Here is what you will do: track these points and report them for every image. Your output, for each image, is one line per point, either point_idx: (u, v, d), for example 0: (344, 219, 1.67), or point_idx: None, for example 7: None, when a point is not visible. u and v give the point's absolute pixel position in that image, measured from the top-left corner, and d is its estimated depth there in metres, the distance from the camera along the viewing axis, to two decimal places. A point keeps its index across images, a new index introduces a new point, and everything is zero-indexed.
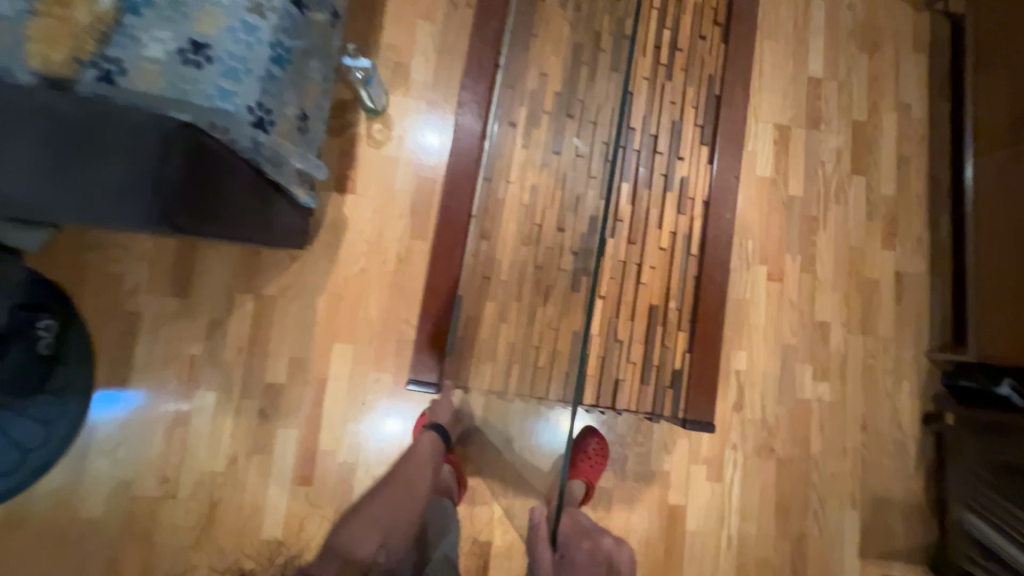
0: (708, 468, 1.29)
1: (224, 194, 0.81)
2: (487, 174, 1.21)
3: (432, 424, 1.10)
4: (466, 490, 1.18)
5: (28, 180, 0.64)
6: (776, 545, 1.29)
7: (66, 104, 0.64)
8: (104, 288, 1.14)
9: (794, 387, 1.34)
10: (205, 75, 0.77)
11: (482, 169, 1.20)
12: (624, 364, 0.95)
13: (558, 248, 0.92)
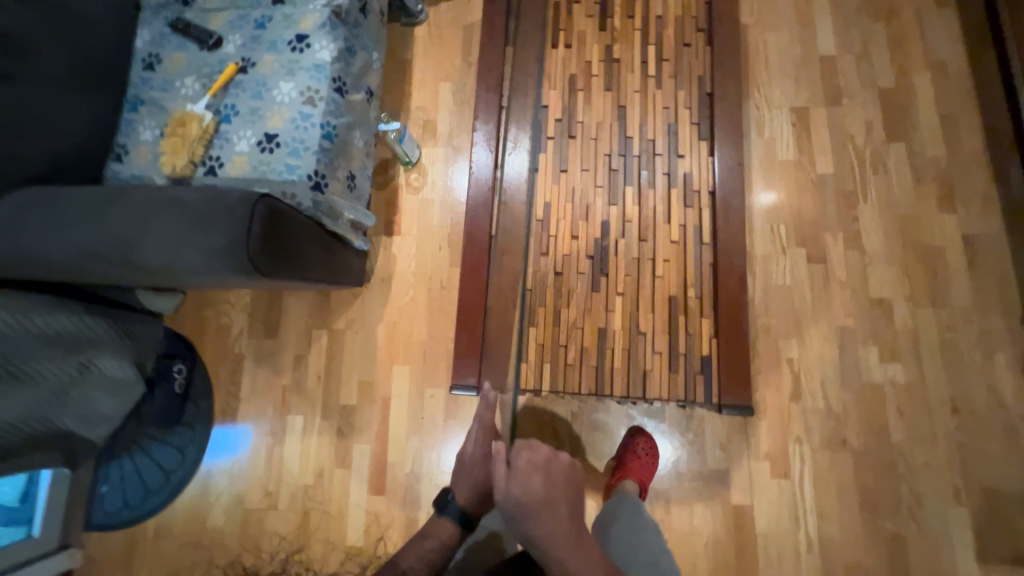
0: (772, 464, 1.23)
1: (296, 251, 0.97)
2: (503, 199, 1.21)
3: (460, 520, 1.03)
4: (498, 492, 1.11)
5: (164, 253, 0.87)
6: (866, 548, 1.18)
7: (187, 193, 0.90)
8: (218, 336, 1.43)
9: (858, 371, 1.26)
10: (277, 157, 1.03)
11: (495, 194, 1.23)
12: (650, 354, 1.00)
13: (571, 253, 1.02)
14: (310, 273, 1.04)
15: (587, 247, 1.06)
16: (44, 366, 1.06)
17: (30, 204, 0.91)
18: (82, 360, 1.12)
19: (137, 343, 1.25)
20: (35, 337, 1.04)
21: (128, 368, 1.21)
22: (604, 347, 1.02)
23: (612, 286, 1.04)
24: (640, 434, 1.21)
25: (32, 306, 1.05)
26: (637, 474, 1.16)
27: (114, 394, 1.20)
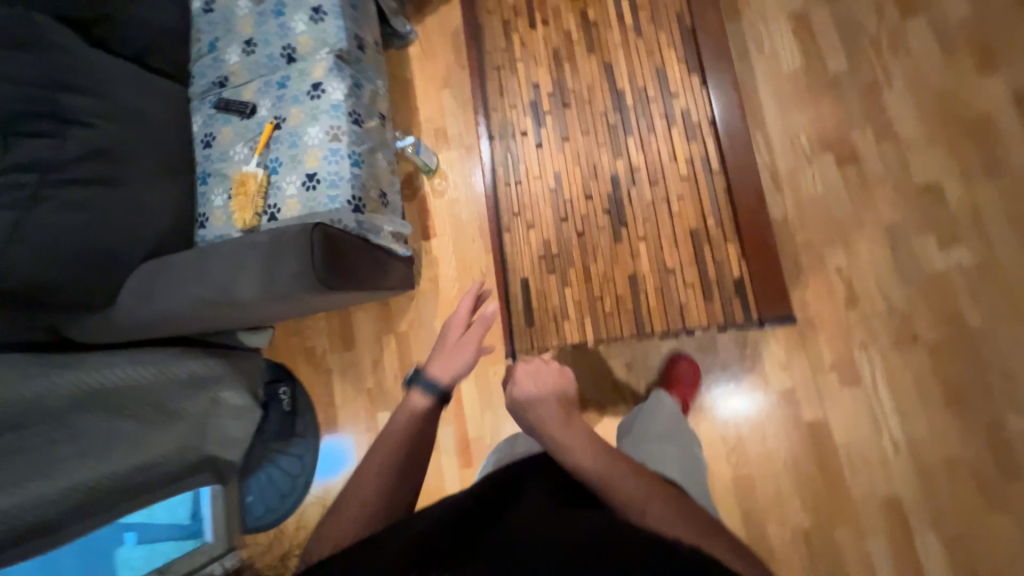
0: (840, 374, 1.22)
1: (353, 265, 1.14)
2: None
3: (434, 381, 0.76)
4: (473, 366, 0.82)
5: (251, 286, 1.06)
6: (962, 440, 1.13)
7: (260, 237, 1.09)
8: (308, 358, 1.66)
9: (918, 263, 1.21)
10: (320, 191, 1.20)
11: None
12: (683, 288, 1.05)
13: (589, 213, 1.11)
14: (367, 283, 1.20)
15: (602, 203, 1.12)
16: (189, 404, 1.33)
17: (150, 275, 1.14)
18: (211, 396, 1.40)
19: (246, 374, 1.51)
20: (178, 380, 1.31)
21: (244, 397, 1.49)
22: (638, 292, 1.08)
23: (634, 233, 1.10)
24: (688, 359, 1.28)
25: (171, 355, 1.32)
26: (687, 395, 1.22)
27: (240, 418, 1.49)
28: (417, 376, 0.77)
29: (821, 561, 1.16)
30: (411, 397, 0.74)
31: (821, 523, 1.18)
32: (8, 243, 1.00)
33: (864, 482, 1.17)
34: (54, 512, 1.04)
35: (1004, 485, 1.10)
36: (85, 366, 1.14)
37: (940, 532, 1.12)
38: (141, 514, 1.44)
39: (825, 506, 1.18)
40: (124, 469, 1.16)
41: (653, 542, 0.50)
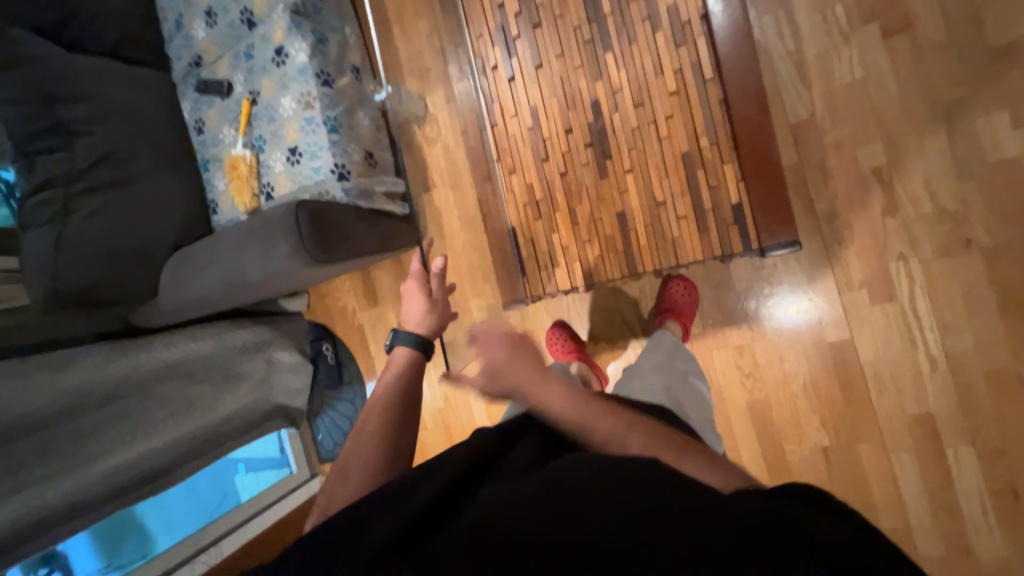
0: (870, 291, 1.10)
1: (346, 234, 1.16)
2: (492, 118, 1.20)
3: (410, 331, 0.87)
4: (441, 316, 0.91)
5: (257, 266, 1.14)
6: (1015, 350, 1.02)
7: (257, 220, 1.15)
8: (342, 316, 1.82)
9: (981, 151, 1.01)
10: (304, 164, 1.22)
11: (485, 118, 1.20)
12: (676, 220, 1.07)
13: (571, 149, 1.13)
14: (366, 250, 1.22)
15: (585, 138, 1.11)
16: (247, 366, 1.46)
17: (182, 263, 1.26)
18: (266, 357, 1.52)
19: (294, 335, 1.63)
20: (234, 348, 1.43)
21: (296, 354, 1.59)
22: (628, 228, 1.12)
23: (619, 167, 1.10)
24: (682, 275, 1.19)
25: (222, 326, 1.44)
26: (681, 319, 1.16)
27: (296, 373, 1.60)
28: (395, 337, 0.87)
29: (840, 476, 1.16)
30: (394, 353, 0.86)
31: (842, 441, 1.15)
32: (56, 254, 1.15)
33: (892, 400, 1.11)
34: (163, 461, 1.28)
35: None
36: (157, 346, 1.29)
37: (975, 444, 1.06)
38: (245, 450, 1.68)
39: (847, 426, 1.15)
40: (209, 425, 1.36)
41: (594, 465, 0.54)
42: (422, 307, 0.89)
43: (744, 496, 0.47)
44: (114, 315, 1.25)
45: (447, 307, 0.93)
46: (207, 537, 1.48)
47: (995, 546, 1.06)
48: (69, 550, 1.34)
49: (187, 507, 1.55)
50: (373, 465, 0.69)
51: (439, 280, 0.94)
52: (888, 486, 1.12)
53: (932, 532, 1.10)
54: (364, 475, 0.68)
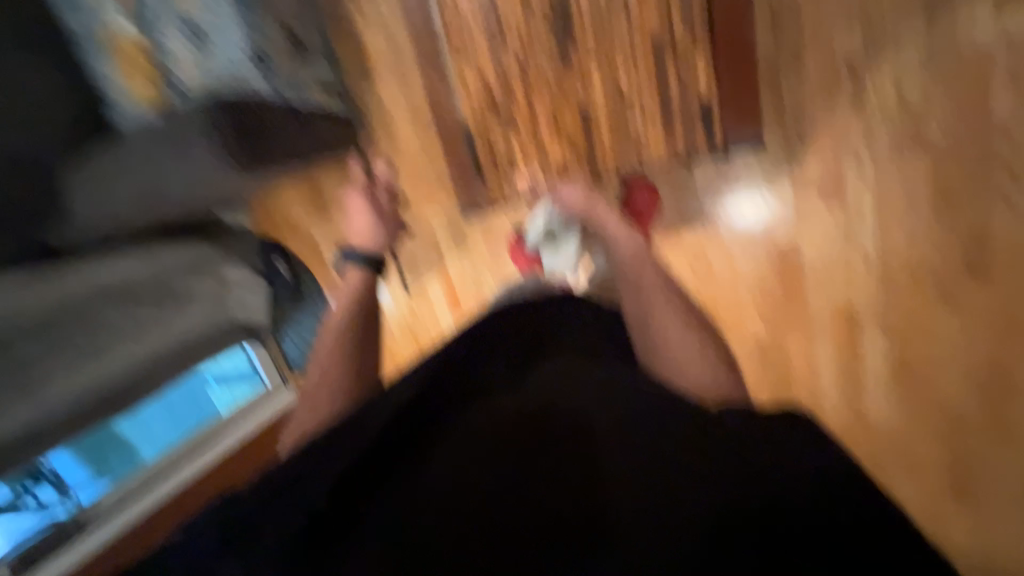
0: (822, 190, 1.13)
1: (272, 135, 1.02)
2: None
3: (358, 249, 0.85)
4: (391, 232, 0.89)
5: (180, 179, 1.01)
6: (939, 246, 1.09)
7: (165, 123, 1.01)
8: (293, 229, 1.71)
9: (950, 40, 0.99)
10: (212, 47, 1.01)
11: None
12: (641, 118, 1.03)
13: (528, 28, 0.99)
14: (300, 154, 1.10)
15: (546, 18, 0.99)
16: (197, 287, 1.37)
17: (99, 180, 1.12)
18: (216, 275, 1.41)
19: (239, 251, 1.51)
20: (178, 270, 1.31)
21: (245, 270, 1.50)
22: (591, 125, 1.05)
23: (584, 51, 1.00)
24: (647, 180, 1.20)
25: (159, 245, 1.29)
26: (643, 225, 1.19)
27: (252, 291, 1.53)
28: (344, 258, 0.83)
29: (768, 363, 1.29)
30: (344, 272, 0.84)
31: (774, 332, 1.27)
32: None
33: (824, 293, 1.21)
34: (124, 385, 1.25)
35: (967, 284, 1.09)
36: (87, 270, 1.14)
37: (886, 329, 1.18)
38: (212, 364, 1.57)
39: (781, 317, 1.26)
40: (166, 347, 1.31)
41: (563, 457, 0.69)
42: (370, 220, 0.85)
43: (676, 448, 0.66)
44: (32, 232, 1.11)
45: (397, 218, 0.90)
46: (193, 446, 1.54)
47: (885, 412, 1.22)
48: (55, 469, 1.32)
49: (165, 421, 1.52)
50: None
51: (386, 189, 0.89)
52: (808, 369, 1.27)
53: (837, 402, 1.26)
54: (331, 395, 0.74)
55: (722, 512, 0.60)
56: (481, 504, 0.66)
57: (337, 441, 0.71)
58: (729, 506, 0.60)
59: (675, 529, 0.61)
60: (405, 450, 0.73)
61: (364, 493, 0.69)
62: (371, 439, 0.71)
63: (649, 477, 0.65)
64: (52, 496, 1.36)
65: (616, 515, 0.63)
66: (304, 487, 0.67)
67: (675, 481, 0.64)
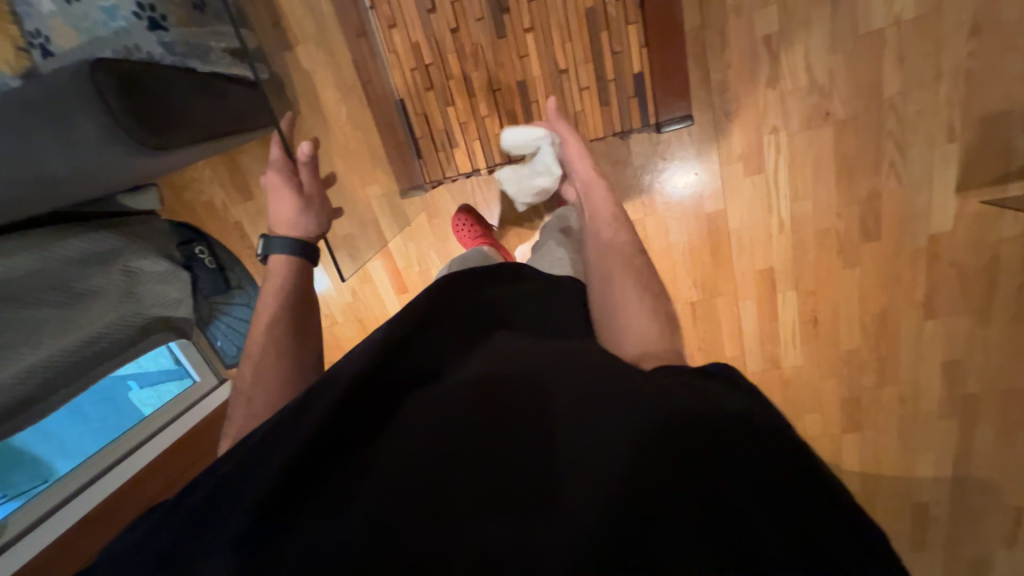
0: (745, 163, 1.21)
1: (178, 108, 0.91)
2: None
3: (284, 236, 0.77)
4: (323, 212, 0.81)
5: (61, 157, 0.85)
6: (841, 213, 1.22)
7: (38, 89, 0.84)
8: (214, 212, 1.56)
9: (851, 22, 1.08)
10: (88, 2, 0.87)
11: None
12: (578, 93, 1.04)
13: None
14: (213, 132, 0.99)
15: None
16: (99, 281, 1.21)
17: None
18: (122, 268, 1.27)
19: (149, 240, 1.35)
20: (72, 261, 1.15)
21: (162, 262, 1.36)
22: (530, 99, 1.06)
23: (518, 24, 1.00)
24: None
25: (46, 235, 1.11)
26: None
27: (169, 284, 1.39)
28: (268, 244, 0.77)
29: (700, 323, 1.41)
30: (272, 262, 0.77)
31: (706, 295, 1.38)
32: None
33: (747, 259, 1.31)
34: (20, 394, 1.10)
35: (863, 246, 1.24)
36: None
37: (798, 289, 1.32)
38: (134, 366, 1.46)
39: (710, 282, 1.36)
40: (70, 348, 1.16)
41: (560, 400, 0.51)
42: (294, 205, 0.77)
43: (697, 400, 0.49)
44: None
45: (325, 202, 0.81)
46: (116, 454, 1.36)
47: (796, 359, 1.39)
48: None
49: (77, 429, 1.37)
50: (280, 378, 0.67)
51: (309, 169, 0.80)
52: (733, 326, 1.40)
53: (757, 356, 1.41)
54: (266, 396, 0.65)
55: (782, 491, 0.42)
56: (440, 503, 0.45)
57: (266, 443, 0.51)
58: (765, 459, 0.43)
59: (726, 517, 0.42)
60: (348, 436, 0.51)
61: (296, 499, 0.47)
62: (316, 426, 0.50)
63: (688, 435, 0.45)
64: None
65: (602, 489, 0.44)
66: (218, 509, 0.48)
67: (697, 440, 0.45)
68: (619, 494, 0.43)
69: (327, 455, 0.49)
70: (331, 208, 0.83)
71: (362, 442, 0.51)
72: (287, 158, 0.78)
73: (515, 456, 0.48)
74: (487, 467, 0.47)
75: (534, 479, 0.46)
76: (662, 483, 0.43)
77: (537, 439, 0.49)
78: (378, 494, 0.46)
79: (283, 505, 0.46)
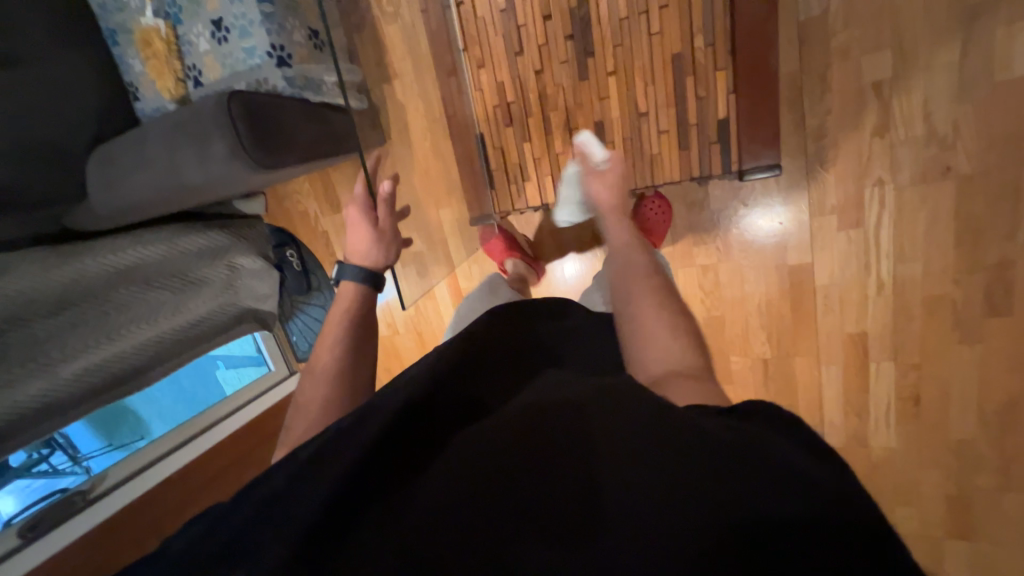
0: (840, 216, 1.11)
1: (289, 132, 1.03)
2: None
3: (356, 266, 0.82)
4: (395, 245, 0.87)
5: (195, 168, 1.00)
6: (958, 280, 1.06)
7: (185, 115, 1.00)
8: (306, 222, 1.74)
9: (986, 68, 0.95)
10: (233, 43, 1.02)
11: None
12: (657, 136, 1.02)
13: (549, 41, 1.04)
14: (314, 153, 1.11)
15: (566, 32, 1.02)
16: (206, 271, 1.39)
17: (109, 160, 1.10)
18: (228, 263, 1.44)
19: (253, 241, 1.52)
20: (191, 253, 1.34)
21: (259, 260, 1.52)
22: (606, 140, 1.06)
23: (601, 67, 1.02)
24: (658, 193, 1.20)
25: (174, 232, 1.31)
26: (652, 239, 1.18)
27: (261, 279, 1.55)
28: (341, 270, 0.81)
29: (773, 383, 1.29)
30: (342, 288, 0.82)
31: (782, 353, 1.25)
32: None
33: (834, 320, 1.18)
34: (135, 362, 1.28)
35: (985, 320, 1.06)
36: (100, 250, 1.18)
37: (896, 361, 1.16)
38: (222, 348, 1.63)
39: (789, 341, 1.24)
40: (176, 329, 1.34)
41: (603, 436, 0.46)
42: (368, 239, 0.83)
43: (758, 439, 0.43)
44: (46, 216, 1.11)
45: (395, 238, 0.87)
46: (199, 426, 1.53)
47: (888, 438, 1.22)
48: (66, 434, 1.33)
49: (176, 400, 1.54)
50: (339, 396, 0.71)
51: (387, 207, 0.85)
52: (812, 391, 1.26)
53: (839, 427, 1.26)
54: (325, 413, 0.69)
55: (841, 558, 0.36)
56: (488, 526, 0.43)
57: (321, 452, 0.51)
58: (841, 502, 0.39)
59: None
60: (400, 451, 0.50)
61: (352, 514, 0.46)
62: (370, 440, 0.50)
63: (754, 485, 0.39)
64: (60, 465, 1.34)
65: (660, 528, 0.39)
66: (265, 531, 0.47)
67: (761, 485, 0.39)
68: (679, 535, 0.38)
69: (362, 489, 0.48)
70: (400, 242, 0.88)
71: (417, 463, 0.50)
72: (370, 197, 0.85)
73: (563, 480, 0.45)
74: (533, 489, 0.44)
75: (585, 510, 0.43)
76: (726, 530, 0.38)
77: (586, 463, 0.45)
78: (430, 512, 0.45)
79: (325, 539, 0.45)
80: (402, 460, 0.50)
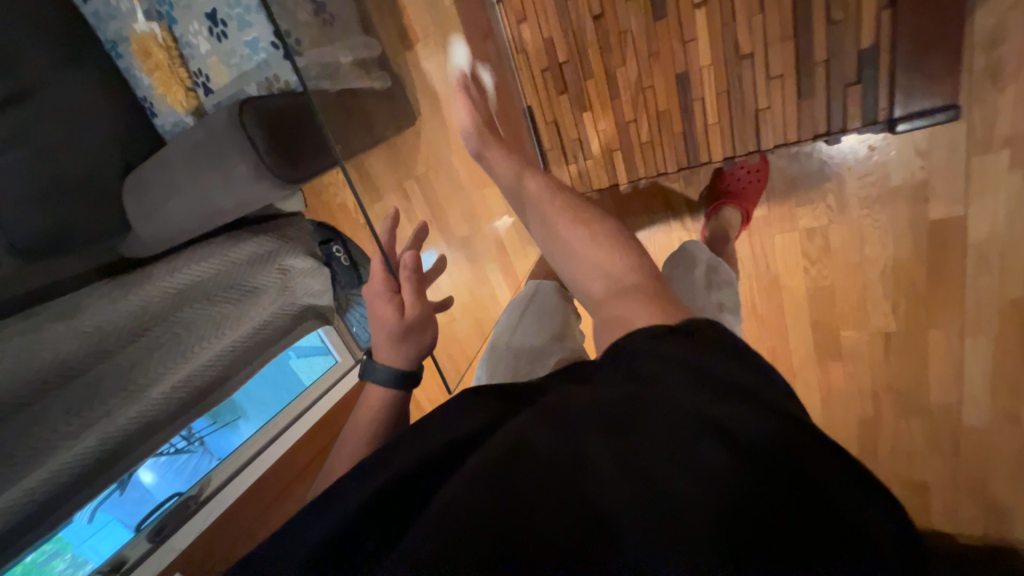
0: (1013, 152, 0.89)
1: (305, 136, 0.90)
2: None
3: (383, 367, 0.66)
4: (427, 335, 0.70)
5: (217, 188, 0.91)
6: None
7: (199, 135, 0.91)
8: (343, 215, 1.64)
9: None
10: (232, 37, 0.89)
11: None
12: (767, 84, 0.92)
13: None
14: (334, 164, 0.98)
15: None
16: (262, 279, 1.26)
17: (139, 186, 1.05)
18: (278, 266, 1.30)
19: (295, 239, 1.38)
20: (241, 262, 1.23)
21: (309, 259, 1.38)
22: (691, 99, 0.97)
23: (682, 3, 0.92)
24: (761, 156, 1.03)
25: (219, 243, 1.22)
26: (743, 205, 1.03)
27: (311, 277, 1.40)
28: (370, 369, 0.67)
29: (898, 359, 1.08)
30: (368, 390, 0.67)
31: (912, 325, 1.05)
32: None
33: (990, 280, 0.97)
34: (209, 377, 1.18)
35: None
36: (156, 276, 1.13)
37: None
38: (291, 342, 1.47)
39: (923, 309, 1.03)
40: (242, 339, 1.22)
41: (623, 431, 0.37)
42: (390, 331, 0.67)
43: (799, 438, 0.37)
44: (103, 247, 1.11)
45: (427, 324, 0.70)
46: (287, 419, 1.47)
47: None
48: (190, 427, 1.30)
49: (265, 388, 1.48)
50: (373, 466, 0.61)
51: (412, 284, 0.69)
52: (949, 368, 1.05)
53: (985, 407, 1.05)
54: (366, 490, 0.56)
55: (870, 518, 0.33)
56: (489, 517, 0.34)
57: (316, 508, 0.42)
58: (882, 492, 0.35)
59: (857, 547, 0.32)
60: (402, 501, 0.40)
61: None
62: (384, 478, 0.41)
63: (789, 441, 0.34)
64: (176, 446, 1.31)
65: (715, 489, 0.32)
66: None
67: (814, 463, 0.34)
68: (735, 490, 0.32)
69: (358, 546, 0.38)
70: (435, 325, 0.71)
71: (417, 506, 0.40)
72: (389, 277, 0.68)
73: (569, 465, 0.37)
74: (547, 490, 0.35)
75: (620, 468, 0.35)
76: (784, 488, 0.32)
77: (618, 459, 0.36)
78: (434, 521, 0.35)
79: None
80: (406, 504, 0.40)
